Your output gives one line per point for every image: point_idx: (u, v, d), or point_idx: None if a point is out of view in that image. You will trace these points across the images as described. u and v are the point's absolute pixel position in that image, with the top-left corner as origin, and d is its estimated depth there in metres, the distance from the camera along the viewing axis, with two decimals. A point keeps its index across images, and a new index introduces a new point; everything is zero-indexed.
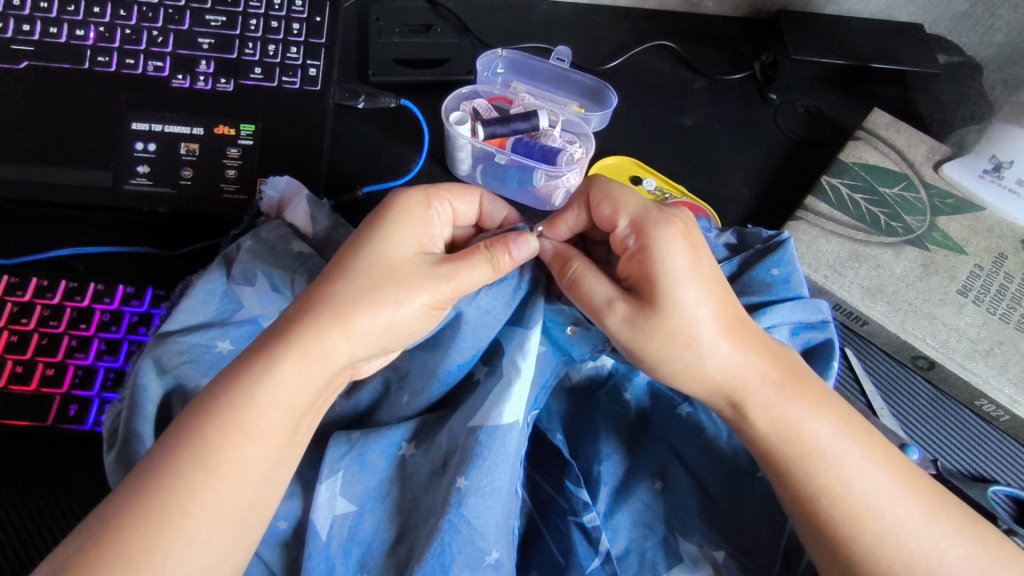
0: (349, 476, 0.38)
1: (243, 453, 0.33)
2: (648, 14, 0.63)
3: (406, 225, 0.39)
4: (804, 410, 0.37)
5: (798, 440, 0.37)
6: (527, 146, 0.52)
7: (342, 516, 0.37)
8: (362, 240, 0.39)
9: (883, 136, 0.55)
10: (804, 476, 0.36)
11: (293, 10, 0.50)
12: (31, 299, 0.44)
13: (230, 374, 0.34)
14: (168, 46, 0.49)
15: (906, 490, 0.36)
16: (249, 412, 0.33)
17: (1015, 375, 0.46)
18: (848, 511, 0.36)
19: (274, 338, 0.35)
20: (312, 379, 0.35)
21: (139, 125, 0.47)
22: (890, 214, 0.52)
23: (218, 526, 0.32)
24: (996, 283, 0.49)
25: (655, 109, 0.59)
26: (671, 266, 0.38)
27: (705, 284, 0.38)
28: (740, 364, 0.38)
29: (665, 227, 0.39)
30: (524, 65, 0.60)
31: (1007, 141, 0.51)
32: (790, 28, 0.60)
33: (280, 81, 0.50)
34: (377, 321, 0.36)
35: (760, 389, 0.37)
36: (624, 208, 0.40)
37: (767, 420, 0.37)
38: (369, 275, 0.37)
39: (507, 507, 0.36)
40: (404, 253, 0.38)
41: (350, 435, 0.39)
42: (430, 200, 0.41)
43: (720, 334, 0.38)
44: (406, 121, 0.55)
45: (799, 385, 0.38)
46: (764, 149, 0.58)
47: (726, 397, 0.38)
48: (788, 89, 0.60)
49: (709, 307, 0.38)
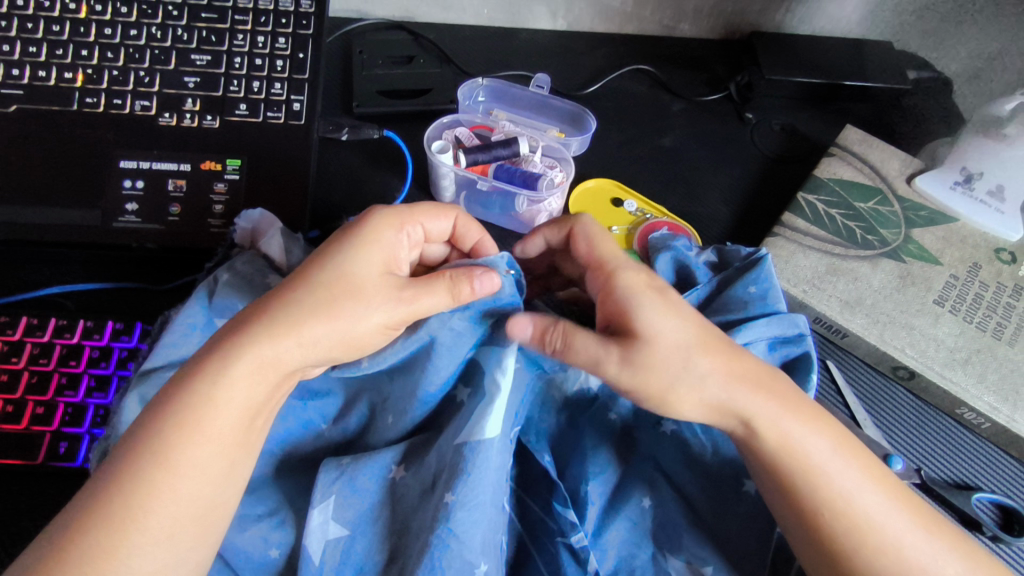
0: (342, 500, 0.38)
1: (199, 452, 0.34)
2: (625, 39, 0.65)
3: (374, 244, 0.40)
4: (798, 427, 0.38)
5: (796, 452, 0.37)
6: (508, 173, 0.53)
7: (334, 541, 0.37)
8: (328, 253, 0.39)
9: (856, 152, 0.57)
10: (806, 490, 0.37)
11: (276, 48, 0.51)
12: (21, 338, 0.44)
13: (188, 372, 0.35)
14: (155, 86, 0.50)
15: (895, 505, 0.37)
16: (205, 411, 0.34)
17: (994, 383, 0.47)
18: (849, 524, 0.36)
19: (227, 339, 0.36)
20: (265, 382, 0.36)
21: (127, 163, 0.48)
22: (865, 227, 0.53)
23: (180, 523, 0.33)
24: (972, 292, 0.50)
25: (634, 132, 0.60)
26: (648, 296, 0.40)
27: (680, 312, 0.39)
28: (733, 384, 0.38)
29: (632, 269, 0.41)
30: (504, 93, 0.61)
31: (975, 154, 0.53)
32: (763, 50, 0.62)
33: (265, 116, 0.51)
34: (331, 331, 0.37)
35: (761, 405, 0.38)
36: (600, 247, 0.43)
37: (773, 436, 0.38)
38: (329, 287, 0.38)
39: (494, 524, 0.37)
40: (368, 271, 0.39)
41: (340, 461, 0.39)
42: (402, 222, 0.42)
43: (704, 355, 0.38)
44: (389, 152, 0.56)
45: (798, 404, 0.39)
46: (742, 166, 0.59)
47: (737, 416, 0.38)
48: (763, 108, 0.62)
49: (687, 330, 0.39)
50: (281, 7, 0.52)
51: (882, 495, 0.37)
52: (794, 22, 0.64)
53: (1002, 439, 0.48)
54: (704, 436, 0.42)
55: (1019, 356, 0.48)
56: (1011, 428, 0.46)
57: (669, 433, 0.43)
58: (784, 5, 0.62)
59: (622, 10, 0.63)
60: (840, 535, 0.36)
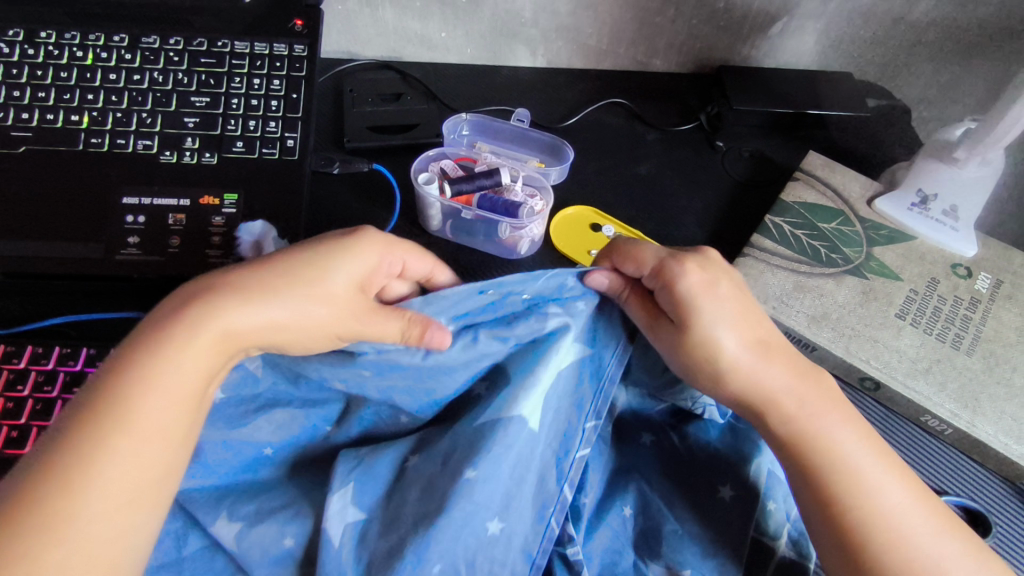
0: (360, 488, 0.39)
1: (155, 415, 0.35)
2: (601, 74, 0.69)
3: (346, 254, 0.40)
4: (835, 422, 0.41)
5: (824, 443, 0.40)
6: (491, 202, 0.55)
7: (353, 525, 0.39)
8: (296, 248, 0.40)
9: (819, 176, 0.60)
10: (830, 481, 0.39)
11: (271, 89, 0.55)
12: (27, 366, 0.46)
13: (146, 339, 0.36)
14: (156, 126, 0.53)
15: (916, 500, 0.40)
16: (161, 373, 0.36)
17: (953, 391, 0.50)
18: (867, 517, 0.38)
19: (185, 309, 0.37)
20: (220, 352, 0.37)
21: (130, 199, 0.51)
22: (829, 246, 0.56)
23: (136, 488, 0.35)
24: (931, 305, 0.53)
25: (611, 161, 0.64)
26: (702, 296, 0.40)
27: (733, 312, 0.40)
28: (784, 383, 0.40)
29: (685, 266, 0.41)
30: (488, 127, 0.65)
31: (927, 177, 0.57)
32: (730, 82, 0.66)
33: (261, 153, 0.54)
34: (277, 312, 0.38)
35: (798, 393, 0.41)
36: (646, 258, 0.42)
37: (790, 431, 0.40)
38: (289, 269, 0.39)
39: (509, 489, 0.39)
40: (335, 276, 0.39)
41: (358, 451, 0.41)
42: (386, 248, 0.41)
43: (755, 356, 0.40)
44: (378, 184, 0.59)
45: (843, 408, 0.41)
46: (713, 192, 0.62)
47: (754, 409, 0.41)
48: (733, 137, 0.66)
49: (738, 331, 0.40)
50: (276, 52, 0.56)
51: (903, 492, 0.40)
52: (759, 56, 0.68)
53: (965, 444, 0.50)
54: (682, 443, 0.45)
55: (976, 364, 0.51)
56: (971, 433, 0.49)
57: (646, 446, 0.46)
58: (749, 41, 0.66)
59: (597, 48, 0.67)
60: (861, 528, 0.38)
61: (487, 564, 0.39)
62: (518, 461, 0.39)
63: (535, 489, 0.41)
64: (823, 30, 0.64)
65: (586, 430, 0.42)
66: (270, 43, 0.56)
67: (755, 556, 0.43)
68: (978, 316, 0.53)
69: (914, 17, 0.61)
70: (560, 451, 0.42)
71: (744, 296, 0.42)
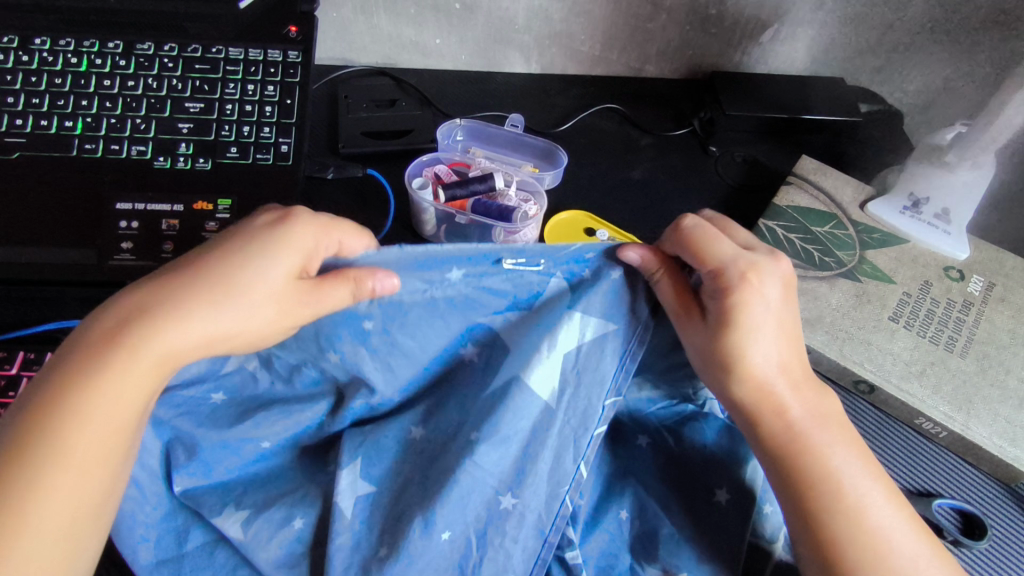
0: (367, 462, 0.40)
1: (91, 444, 0.34)
2: (595, 80, 0.70)
3: (292, 249, 0.38)
4: (830, 439, 0.40)
5: (814, 455, 0.39)
6: (485, 206, 0.56)
7: (363, 497, 0.40)
8: (241, 247, 0.38)
9: (812, 180, 0.60)
10: (819, 495, 0.39)
11: (265, 95, 0.55)
12: (18, 372, 0.46)
13: (84, 361, 0.35)
14: (150, 132, 0.53)
15: (903, 518, 0.40)
16: (99, 401, 0.34)
17: (948, 393, 0.50)
18: (854, 534, 0.38)
19: (126, 329, 0.35)
20: (161, 373, 0.36)
21: (123, 205, 0.51)
22: (822, 250, 0.56)
23: (75, 518, 0.34)
24: (924, 308, 0.53)
25: (606, 166, 0.64)
26: (751, 310, 0.39)
27: (780, 330, 0.40)
28: (788, 399, 0.40)
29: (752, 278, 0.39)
30: (481, 132, 0.65)
31: (920, 181, 0.58)
32: (722, 88, 0.66)
33: (255, 158, 0.54)
34: (223, 325, 0.37)
35: (793, 410, 0.40)
36: (718, 254, 0.39)
37: (776, 446, 0.40)
38: (237, 277, 0.37)
39: (517, 461, 0.39)
40: (280, 274, 0.37)
41: (364, 431, 0.42)
42: (325, 232, 0.39)
43: (779, 373, 0.40)
44: (372, 189, 0.60)
45: (839, 426, 0.41)
46: (707, 196, 0.62)
47: (745, 417, 0.40)
48: (727, 141, 0.66)
49: (776, 348, 0.40)
50: (270, 58, 0.56)
51: (891, 511, 0.39)
52: (752, 62, 0.68)
53: (959, 447, 0.50)
54: (677, 444, 0.45)
55: (970, 366, 0.51)
56: (965, 435, 0.49)
57: (643, 448, 0.46)
58: (741, 47, 0.66)
59: (591, 54, 0.67)
60: (849, 543, 0.38)
61: (499, 538, 0.39)
62: (528, 432, 0.39)
63: (548, 467, 0.40)
64: (815, 36, 0.65)
65: (605, 409, 0.41)
66: (265, 50, 0.56)
67: (754, 555, 0.43)
68: (972, 318, 0.53)
69: (904, 23, 0.62)
70: (578, 431, 0.40)
71: (794, 320, 0.41)
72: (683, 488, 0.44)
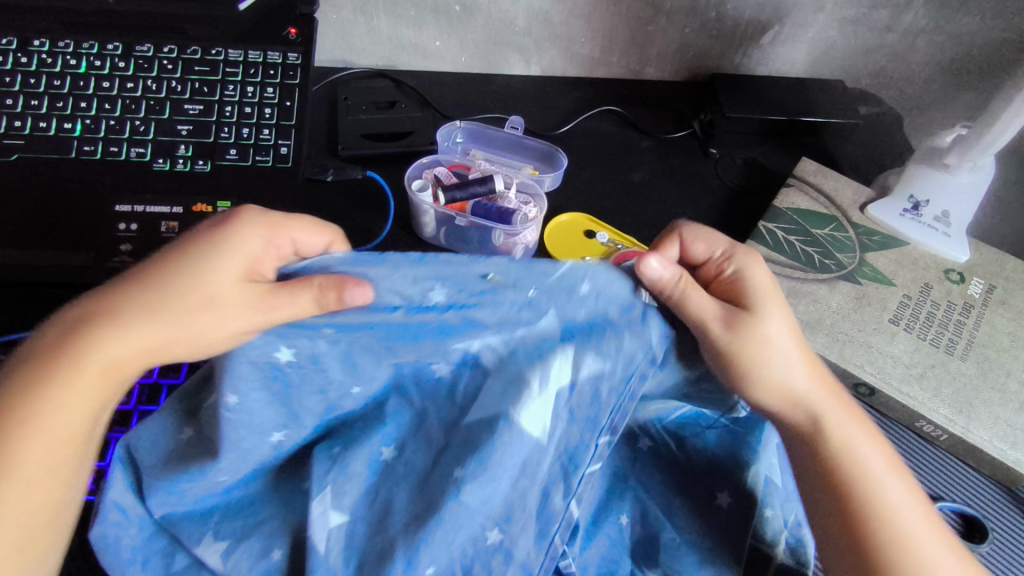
0: (337, 488, 0.39)
1: (36, 454, 0.38)
2: (595, 82, 0.70)
3: (235, 251, 0.38)
4: (864, 437, 0.42)
5: (851, 458, 0.41)
6: (485, 209, 0.56)
7: (337, 528, 0.39)
8: (184, 253, 0.39)
9: (812, 183, 0.60)
10: (858, 489, 0.41)
11: (264, 97, 0.55)
12: None
13: (28, 378, 0.38)
14: (149, 133, 0.53)
15: (930, 518, 0.41)
16: (44, 417, 0.38)
17: (948, 396, 0.50)
18: (888, 530, 0.40)
19: (67, 344, 0.38)
20: (104, 386, 0.39)
21: (122, 207, 0.51)
22: (822, 252, 0.56)
23: (25, 524, 0.38)
24: (924, 310, 0.53)
25: (605, 168, 0.64)
26: (763, 287, 0.42)
27: (790, 312, 0.43)
28: (826, 394, 0.42)
29: (754, 258, 0.43)
30: (482, 134, 0.65)
31: (920, 182, 0.58)
32: (723, 89, 0.66)
33: (254, 160, 0.53)
34: (167, 332, 0.38)
35: (835, 406, 0.42)
36: (716, 244, 0.43)
37: (838, 438, 0.42)
38: (179, 286, 0.38)
39: (505, 496, 0.38)
40: (225, 279, 0.37)
41: (332, 450, 0.40)
42: (270, 231, 0.40)
43: (808, 365, 0.42)
44: (372, 191, 0.59)
45: (870, 423, 0.43)
46: (707, 198, 0.62)
47: (804, 411, 0.42)
48: (727, 143, 0.66)
49: (797, 332, 0.42)
50: (270, 60, 0.56)
51: (921, 511, 0.41)
52: (752, 64, 0.68)
53: (960, 450, 0.50)
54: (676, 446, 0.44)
55: (970, 369, 0.51)
56: (966, 438, 0.49)
57: (645, 452, 0.45)
58: (741, 49, 0.66)
59: (590, 56, 0.67)
60: (886, 536, 0.40)
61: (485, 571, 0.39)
62: (517, 469, 0.38)
63: (538, 501, 0.40)
64: (814, 38, 0.65)
65: (598, 445, 0.40)
66: (265, 52, 0.56)
67: (754, 563, 0.43)
68: (972, 320, 0.53)
69: (904, 25, 0.62)
70: (571, 466, 0.40)
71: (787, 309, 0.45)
72: (677, 502, 0.43)
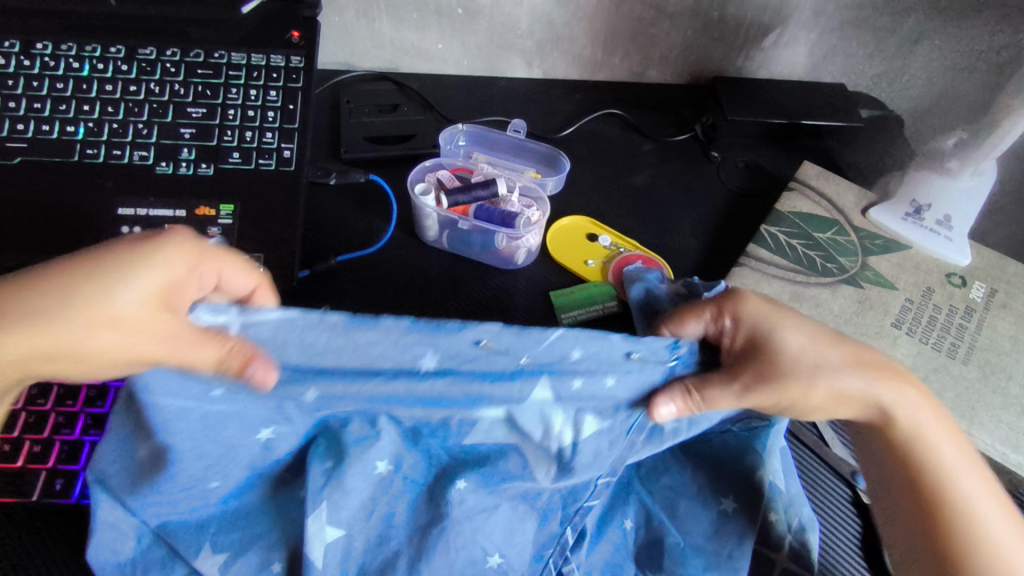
0: (333, 505, 0.38)
1: None
2: (597, 85, 0.70)
3: (154, 269, 0.35)
4: (932, 421, 0.42)
5: (925, 444, 0.42)
6: (487, 213, 0.56)
7: (334, 543, 0.38)
8: (98, 260, 0.35)
9: (814, 186, 0.61)
10: (930, 474, 0.41)
11: (267, 100, 0.55)
12: None
13: None
14: (152, 137, 0.53)
15: (995, 495, 0.42)
16: None
17: (950, 400, 0.50)
18: (964, 510, 0.41)
19: None
20: None
21: (125, 210, 0.51)
22: (824, 256, 0.56)
23: None
24: (926, 314, 0.53)
25: (607, 171, 0.64)
26: (767, 325, 0.40)
27: (807, 330, 0.41)
28: (886, 394, 0.41)
29: (740, 299, 0.40)
30: (485, 138, 0.65)
31: (922, 188, 0.58)
32: (725, 92, 0.66)
33: (257, 163, 0.53)
34: (56, 342, 0.34)
35: (903, 396, 0.41)
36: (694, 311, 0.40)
37: (909, 426, 0.42)
38: (79, 294, 0.34)
39: (508, 519, 0.41)
40: (133, 300, 0.34)
41: (325, 463, 0.38)
42: (199, 258, 0.36)
43: (854, 370, 0.41)
44: (375, 195, 0.60)
45: (933, 405, 0.43)
46: (709, 202, 0.62)
47: (877, 409, 0.42)
48: (729, 147, 0.66)
49: (825, 349, 0.40)
50: (273, 63, 0.56)
51: (985, 485, 0.42)
52: (753, 67, 0.68)
53: None
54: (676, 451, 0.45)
55: (972, 373, 0.51)
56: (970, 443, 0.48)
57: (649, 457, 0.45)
58: (743, 52, 0.67)
59: (592, 59, 0.67)
60: (962, 517, 0.41)
61: None
62: (522, 496, 0.41)
63: (536, 529, 0.42)
64: (816, 41, 0.65)
65: (598, 486, 0.43)
66: (268, 55, 0.56)
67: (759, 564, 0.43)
68: (974, 324, 0.53)
69: (906, 28, 0.62)
70: (571, 499, 0.43)
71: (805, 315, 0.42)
72: (685, 508, 0.43)
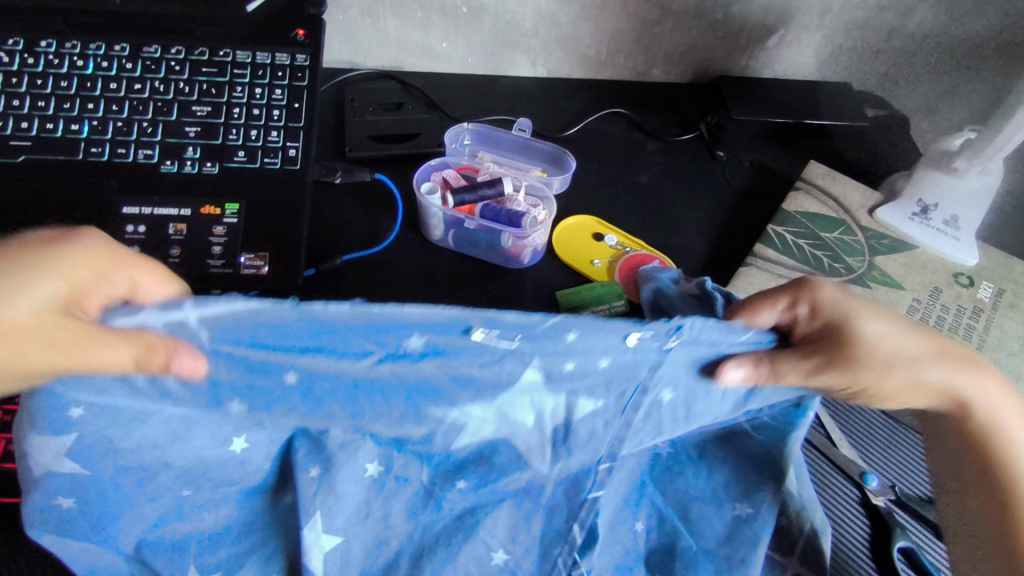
0: (326, 511, 0.40)
1: None
2: (601, 84, 0.69)
3: (57, 274, 0.31)
4: (1009, 413, 0.44)
5: (1001, 434, 0.44)
6: (494, 212, 0.56)
7: (333, 550, 0.40)
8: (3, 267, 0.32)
9: (821, 186, 0.60)
10: (998, 463, 0.44)
11: (273, 99, 0.54)
12: None
13: None
14: (157, 135, 0.52)
15: None
16: None
17: None
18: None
19: None
20: None
21: (130, 209, 0.51)
22: (831, 256, 0.57)
23: None
24: (934, 314, 0.53)
25: (612, 170, 0.64)
26: (851, 313, 0.39)
27: (889, 319, 0.40)
28: (969, 385, 0.43)
29: (820, 286, 0.39)
30: (489, 137, 0.65)
31: (929, 186, 0.57)
32: (729, 91, 0.66)
33: (262, 162, 0.53)
34: None
35: (985, 388, 0.43)
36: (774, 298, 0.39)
37: (985, 418, 0.43)
38: None
39: (511, 509, 0.43)
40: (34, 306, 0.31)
41: (310, 470, 0.39)
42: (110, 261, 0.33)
43: (932, 361, 0.41)
44: (381, 194, 0.59)
45: (1009, 397, 0.44)
46: (716, 201, 0.62)
47: (957, 401, 0.43)
48: (734, 146, 0.66)
49: (907, 339, 0.40)
50: (278, 62, 0.55)
51: None
52: (759, 66, 0.68)
53: None
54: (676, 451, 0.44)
55: None
56: None
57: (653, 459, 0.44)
58: (749, 51, 0.66)
59: (597, 59, 0.67)
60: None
61: None
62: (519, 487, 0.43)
63: (541, 521, 0.43)
64: (822, 41, 0.65)
65: (598, 475, 0.42)
66: (272, 53, 0.56)
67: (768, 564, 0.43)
68: (982, 325, 0.53)
69: (912, 28, 0.62)
70: (572, 492, 0.43)
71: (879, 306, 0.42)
72: (698, 510, 0.43)
